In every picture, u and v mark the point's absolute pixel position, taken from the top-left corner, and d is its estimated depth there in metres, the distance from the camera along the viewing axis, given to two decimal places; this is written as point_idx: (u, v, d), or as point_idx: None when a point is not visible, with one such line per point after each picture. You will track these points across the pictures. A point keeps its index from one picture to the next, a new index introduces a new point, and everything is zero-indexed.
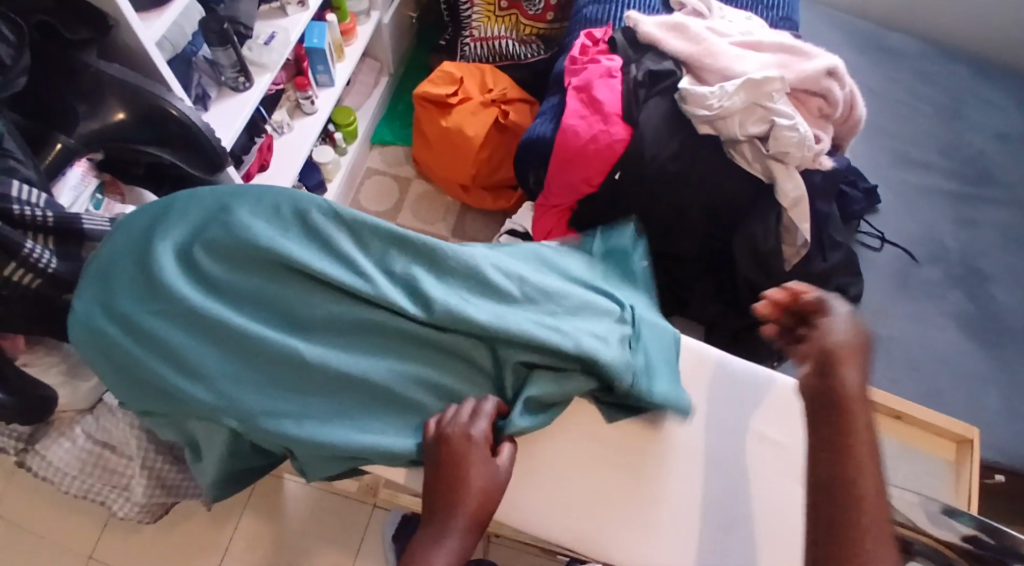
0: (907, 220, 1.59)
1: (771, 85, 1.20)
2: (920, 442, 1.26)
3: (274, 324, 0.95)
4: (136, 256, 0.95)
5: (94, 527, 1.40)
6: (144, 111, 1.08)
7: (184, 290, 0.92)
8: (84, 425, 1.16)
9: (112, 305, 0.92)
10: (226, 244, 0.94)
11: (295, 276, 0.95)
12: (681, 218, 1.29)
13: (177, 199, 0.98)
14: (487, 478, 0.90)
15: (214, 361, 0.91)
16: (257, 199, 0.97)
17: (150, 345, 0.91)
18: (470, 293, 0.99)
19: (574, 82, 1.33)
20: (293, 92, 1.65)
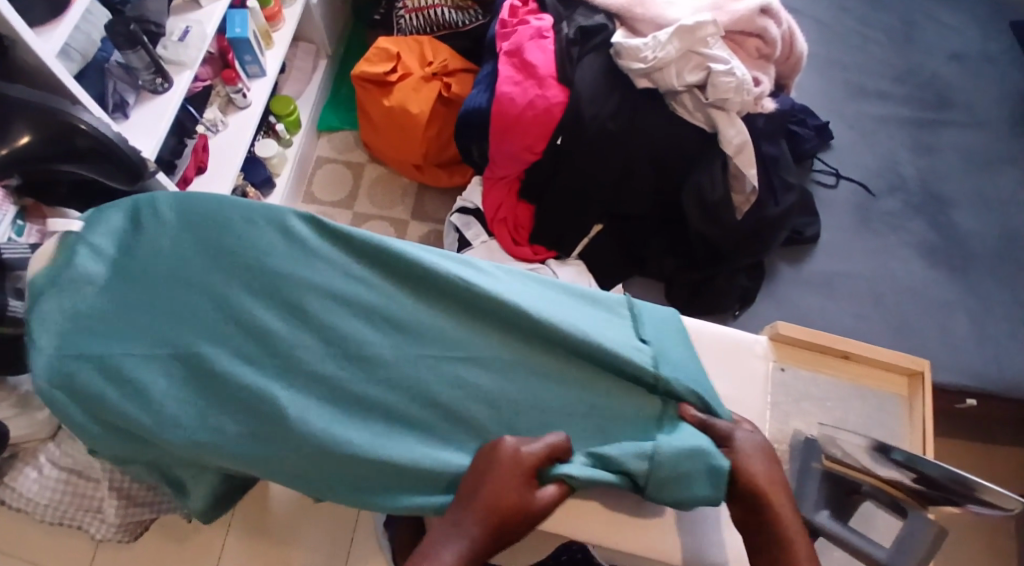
0: (864, 152, 1.57)
1: (705, 30, 1.16)
2: (870, 379, 1.11)
3: (247, 345, 0.94)
4: (103, 292, 0.95)
5: (77, 549, 1.33)
6: (52, 127, 1.00)
7: (159, 329, 0.93)
8: (47, 451, 1.11)
9: (79, 339, 0.92)
10: (192, 265, 0.96)
11: (272, 306, 0.96)
12: (630, 174, 1.25)
13: (138, 222, 0.98)
14: (522, 489, 0.86)
15: (186, 386, 0.91)
16: (229, 224, 0.97)
17: (124, 385, 0.90)
18: (439, 296, 0.99)
19: (505, 47, 1.28)
20: (221, 88, 1.58)
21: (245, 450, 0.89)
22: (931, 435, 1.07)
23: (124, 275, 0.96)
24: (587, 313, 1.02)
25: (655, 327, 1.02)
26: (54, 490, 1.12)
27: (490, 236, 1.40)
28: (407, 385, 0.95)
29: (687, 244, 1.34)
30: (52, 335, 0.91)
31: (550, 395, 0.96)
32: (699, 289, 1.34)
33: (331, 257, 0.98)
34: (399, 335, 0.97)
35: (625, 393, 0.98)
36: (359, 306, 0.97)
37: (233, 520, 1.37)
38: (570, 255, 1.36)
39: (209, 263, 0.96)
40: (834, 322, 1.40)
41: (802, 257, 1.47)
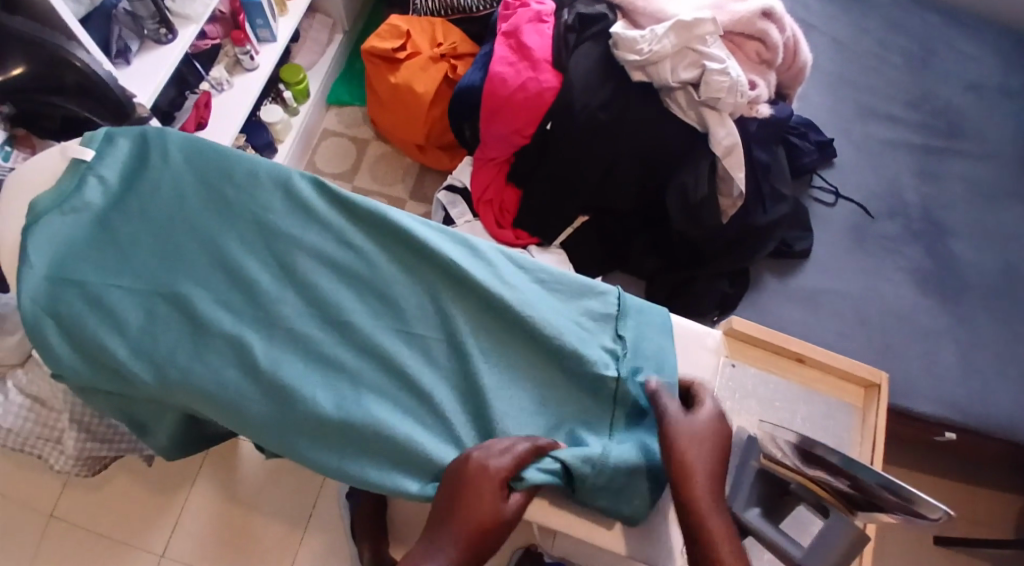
0: (866, 173, 1.55)
1: (702, 28, 1.15)
2: (823, 385, 1.10)
3: (233, 296, 0.92)
4: (97, 221, 0.93)
5: (42, 484, 1.34)
6: (45, 62, 1.01)
7: (150, 266, 0.91)
8: (15, 377, 1.13)
9: (67, 266, 0.90)
10: (190, 211, 0.94)
11: (263, 260, 0.93)
12: (616, 165, 1.24)
13: (142, 158, 0.96)
14: (497, 506, 0.79)
15: (168, 328, 0.89)
16: (233, 172, 0.96)
17: (107, 314, 0.89)
18: (431, 273, 0.95)
19: (503, 28, 1.29)
20: (230, 49, 1.60)
21: (214, 401, 0.87)
22: (881, 447, 1.05)
23: (121, 212, 0.94)
24: (576, 304, 0.98)
25: (639, 328, 0.98)
26: (18, 417, 1.12)
27: (474, 216, 1.40)
28: (385, 359, 0.91)
29: (669, 243, 1.32)
30: (44, 255, 0.89)
31: (526, 385, 0.93)
32: (679, 289, 1.32)
33: (326, 221, 0.95)
34: (385, 306, 0.93)
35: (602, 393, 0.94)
36: (348, 275, 0.94)
37: (196, 479, 1.36)
38: (552, 243, 1.36)
39: (208, 209, 0.94)
40: (816, 340, 1.38)
41: (791, 271, 1.45)
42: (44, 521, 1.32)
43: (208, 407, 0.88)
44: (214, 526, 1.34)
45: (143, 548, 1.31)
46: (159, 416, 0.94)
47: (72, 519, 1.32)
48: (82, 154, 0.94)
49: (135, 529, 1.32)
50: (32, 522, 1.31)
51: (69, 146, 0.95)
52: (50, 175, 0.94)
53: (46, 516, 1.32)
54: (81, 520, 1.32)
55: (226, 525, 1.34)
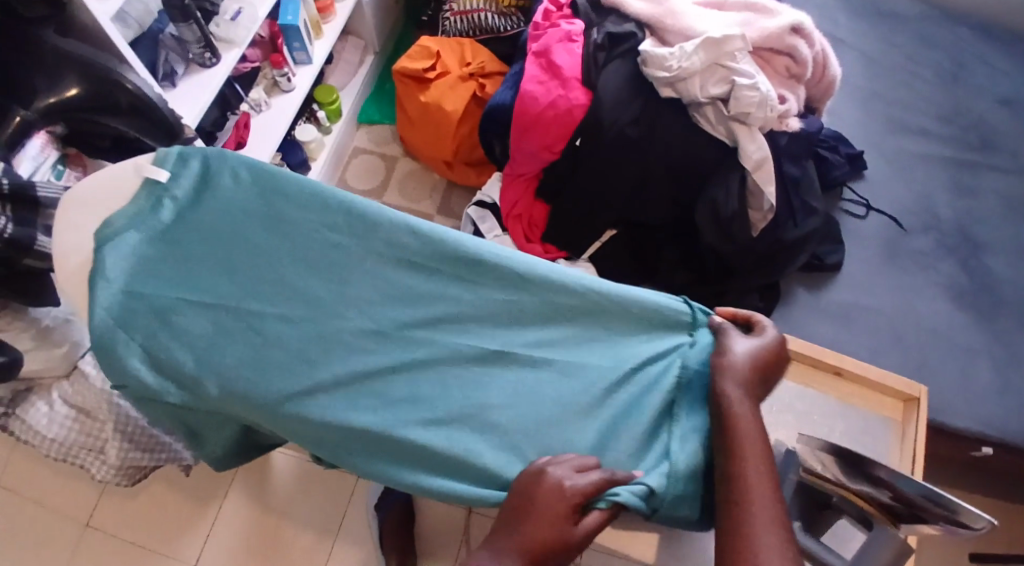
0: (898, 188, 1.54)
1: (731, 44, 1.16)
2: (860, 399, 1.09)
3: (298, 313, 0.89)
4: (168, 237, 0.90)
5: (86, 494, 1.38)
6: (97, 82, 1.05)
7: (218, 284, 0.89)
8: (61, 389, 1.16)
9: (140, 284, 0.88)
10: (261, 231, 0.91)
11: (327, 278, 0.90)
12: (647, 179, 1.25)
13: (212, 177, 0.93)
14: (570, 530, 0.79)
15: (237, 346, 0.86)
16: (298, 194, 0.92)
17: (177, 331, 0.86)
18: (503, 292, 0.92)
19: (532, 48, 1.30)
20: (269, 71, 1.65)
21: (282, 421, 0.84)
22: (922, 459, 1.04)
23: (193, 230, 0.91)
24: (651, 317, 0.94)
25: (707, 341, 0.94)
26: (62, 427, 1.16)
27: (503, 230, 1.41)
28: (456, 379, 0.88)
29: (699, 257, 1.32)
30: (118, 273, 0.87)
31: (600, 405, 0.89)
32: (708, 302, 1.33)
33: (395, 237, 0.91)
34: (452, 328, 0.90)
35: (677, 404, 0.90)
36: (418, 295, 0.91)
37: (229, 491, 1.38)
38: (581, 256, 1.37)
39: (273, 228, 0.91)
40: (848, 352, 1.37)
41: (821, 285, 1.45)
42: (81, 531, 1.35)
43: (277, 425, 0.85)
44: (248, 539, 1.35)
45: (175, 557, 1.34)
46: (220, 429, 0.92)
47: (109, 528, 1.35)
48: (158, 175, 0.92)
49: (166, 538, 1.35)
50: (70, 531, 1.35)
51: (144, 164, 0.93)
52: (121, 192, 0.91)
53: (82, 525, 1.35)
54: (119, 530, 1.35)
55: (259, 540, 1.35)
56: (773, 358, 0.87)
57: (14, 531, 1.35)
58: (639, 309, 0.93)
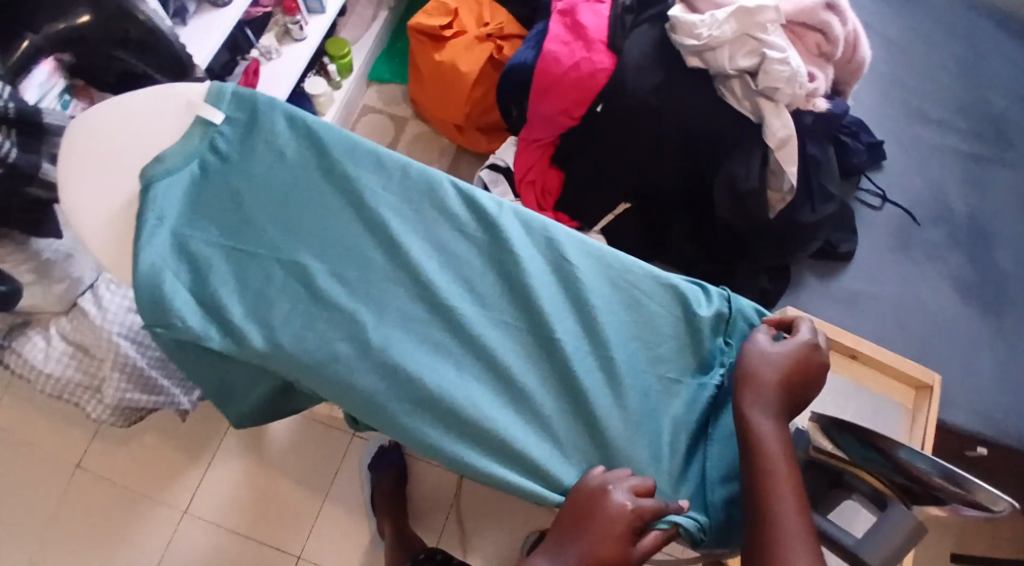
0: (914, 179, 1.52)
1: (764, 15, 1.12)
2: (876, 383, 1.10)
3: (349, 273, 0.78)
4: (214, 182, 0.81)
5: (78, 438, 1.36)
6: (111, 12, 1.00)
7: (265, 233, 0.79)
8: (59, 325, 1.14)
9: (191, 227, 0.78)
10: (314, 185, 0.81)
11: (382, 238, 0.80)
12: (663, 150, 1.21)
13: (264, 123, 0.83)
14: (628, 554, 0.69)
15: (287, 300, 0.76)
16: (352, 147, 0.83)
17: (218, 282, 0.76)
18: (560, 268, 0.81)
19: (557, 6, 1.25)
20: (281, 17, 1.59)
21: (326, 389, 0.74)
22: (932, 441, 1.04)
23: (244, 176, 0.81)
24: (723, 316, 0.81)
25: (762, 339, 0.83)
26: (60, 362, 1.14)
27: (516, 197, 1.38)
28: (513, 362, 0.77)
29: (712, 236, 1.30)
30: (171, 214, 0.78)
31: (672, 399, 0.79)
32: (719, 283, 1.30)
33: (449, 202, 0.82)
34: (517, 303, 0.79)
35: (716, 418, 0.79)
36: (475, 270, 0.80)
37: (221, 445, 1.36)
38: (592, 228, 1.34)
39: (323, 181, 0.82)
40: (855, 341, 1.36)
41: (832, 273, 1.43)
42: (71, 472, 1.34)
43: (325, 392, 0.74)
44: (239, 495, 1.33)
45: (166, 503, 1.32)
46: (244, 390, 0.80)
47: (99, 470, 1.34)
48: (212, 116, 0.82)
49: (157, 484, 1.34)
50: (62, 471, 1.34)
51: (197, 102, 0.83)
52: (172, 131, 0.82)
53: (73, 466, 1.34)
54: (108, 474, 1.34)
55: (251, 497, 1.33)
56: (794, 367, 0.76)
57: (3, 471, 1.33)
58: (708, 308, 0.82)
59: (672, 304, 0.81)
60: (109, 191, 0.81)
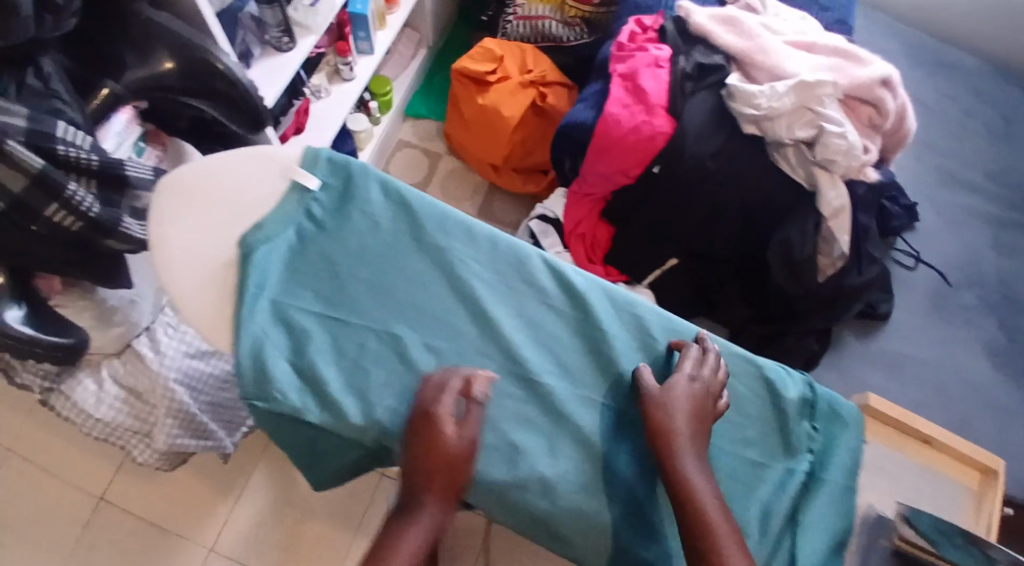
0: (948, 242, 1.55)
1: (823, 89, 1.16)
2: (939, 464, 1.06)
3: (443, 345, 0.82)
4: (309, 251, 0.84)
5: (104, 469, 1.37)
6: (192, 63, 0.99)
7: (360, 303, 0.82)
8: (111, 367, 1.14)
9: (289, 295, 0.81)
10: (405, 254, 0.85)
11: (473, 312, 0.83)
12: (719, 214, 1.26)
13: (359, 192, 0.86)
14: (465, 448, 0.74)
15: (382, 371, 0.80)
16: (444, 219, 0.86)
17: (317, 351, 0.79)
18: (640, 346, 0.86)
19: (619, 69, 1.27)
20: (332, 58, 1.62)
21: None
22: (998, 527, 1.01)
23: (339, 243, 0.84)
24: (807, 400, 0.87)
25: (828, 421, 0.87)
26: (111, 408, 1.14)
27: (564, 248, 1.40)
28: (601, 438, 0.82)
29: (761, 296, 1.34)
30: (270, 283, 0.81)
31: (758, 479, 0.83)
32: (766, 341, 1.34)
33: (536, 276, 0.86)
34: (601, 378, 0.84)
35: (806, 502, 0.84)
36: (563, 343, 0.84)
37: (248, 484, 1.38)
38: (640, 282, 1.38)
39: (412, 251, 0.85)
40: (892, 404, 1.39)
41: (871, 332, 1.46)
42: (93, 503, 1.35)
43: (416, 467, 0.78)
44: (263, 538, 1.34)
45: (193, 541, 1.33)
46: (332, 459, 0.82)
47: (122, 503, 1.35)
48: (308, 182, 0.86)
49: (181, 520, 1.34)
50: (84, 505, 1.34)
51: (291, 165, 0.86)
52: (266, 194, 0.84)
53: (96, 497, 1.35)
54: (130, 509, 1.35)
55: (275, 540, 1.34)
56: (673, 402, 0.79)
57: (31, 506, 1.34)
58: (791, 390, 0.86)
59: (759, 387, 0.86)
60: (201, 251, 0.82)
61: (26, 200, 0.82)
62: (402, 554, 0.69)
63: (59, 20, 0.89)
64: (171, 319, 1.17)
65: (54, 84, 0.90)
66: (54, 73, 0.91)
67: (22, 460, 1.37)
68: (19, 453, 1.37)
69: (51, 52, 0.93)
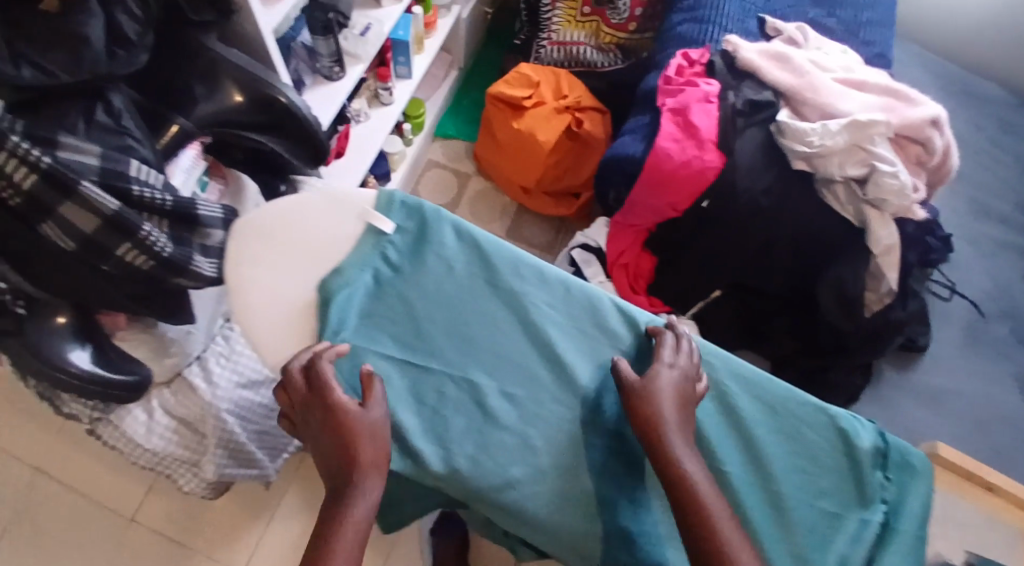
0: (981, 274, 1.56)
1: (875, 129, 1.17)
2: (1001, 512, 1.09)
3: (518, 391, 0.86)
4: (387, 296, 0.87)
5: (135, 489, 1.37)
6: (258, 98, 0.99)
7: (439, 348, 0.86)
8: (161, 397, 1.13)
9: (368, 340, 0.85)
10: (479, 299, 0.88)
11: (546, 357, 0.88)
12: (768, 250, 1.27)
13: (433, 236, 0.89)
14: (377, 419, 0.78)
15: (461, 416, 0.84)
16: (516, 265, 0.90)
17: (403, 397, 0.84)
18: (712, 394, 0.91)
19: (669, 103, 1.27)
20: (372, 83, 1.63)
21: (509, 509, 0.82)
22: None
23: (417, 289, 0.87)
24: (879, 449, 0.92)
25: (898, 470, 0.92)
26: (162, 438, 1.12)
27: (607, 277, 1.41)
28: None
29: (809, 328, 1.34)
30: (351, 330, 0.84)
31: (834, 531, 0.89)
32: (811, 374, 1.35)
33: (605, 321, 0.90)
34: None
35: (880, 552, 0.89)
36: None
37: (280, 506, 1.37)
38: (685, 313, 1.40)
39: (485, 296, 0.88)
40: (931, 437, 1.39)
41: (910, 365, 1.47)
42: (124, 524, 1.34)
43: (492, 509, 0.83)
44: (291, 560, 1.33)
45: (224, 563, 1.32)
46: (427, 496, 0.90)
47: (154, 524, 1.34)
48: (383, 225, 0.88)
49: (212, 540, 1.34)
50: (115, 524, 1.34)
51: (367, 209, 0.88)
52: (343, 237, 0.87)
53: (126, 518, 1.34)
54: (162, 529, 1.34)
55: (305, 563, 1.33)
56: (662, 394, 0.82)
57: (69, 529, 1.33)
58: (865, 440, 0.91)
59: (833, 437, 0.91)
60: (278, 294, 0.84)
61: (97, 239, 0.82)
62: (347, 534, 0.72)
63: (132, 55, 0.86)
64: (222, 349, 1.18)
65: (125, 121, 0.87)
66: (124, 109, 0.88)
67: (61, 484, 1.36)
68: (54, 476, 1.36)
69: (122, 86, 0.91)
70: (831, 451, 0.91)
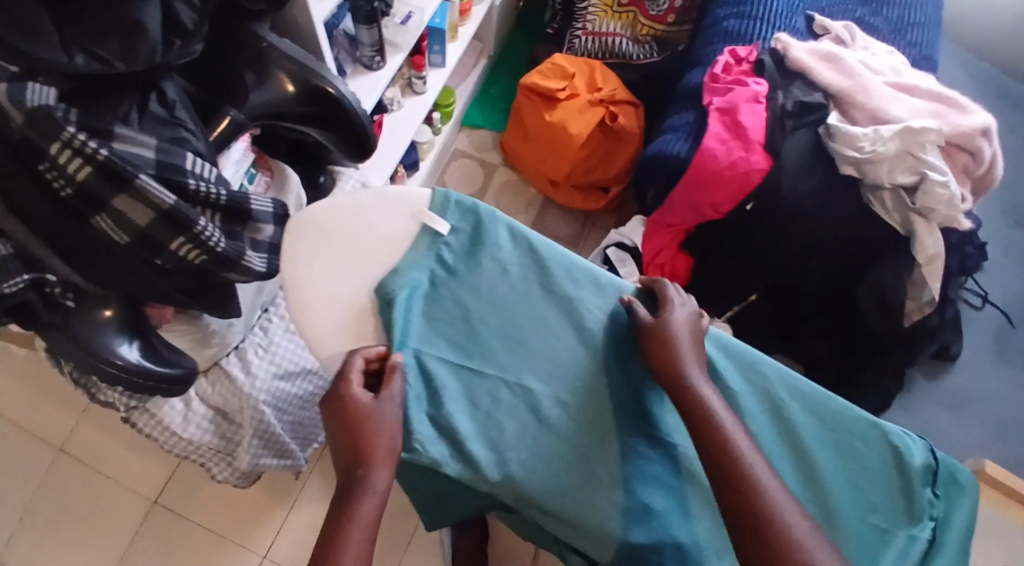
0: (1015, 283, 1.54)
1: (927, 135, 1.15)
2: None
3: (571, 400, 0.84)
4: (441, 297, 0.85)
5: (159, 472, 1.36)
6: (310, 90, 0.97)
7: (492, 353, 0.84)
8: (198, 387, 1.13)
9: (423, 342, 0.83)
10: (532, 302, 0.86)
11: (602, 365, 0.85)
12: (808, 256, 1.25)
13: (489, 237, 0.87)
14: (389, 413, 0.76)
15: (514, 422, 0.83)
16: (571, 269, 0.88)
17: (456, 402, 0.82)
18: (766, 406, 0.90)
19: (717, 102, 1.26)
20: (406, 71, 1.60)
21: (562, 516, 0.82)
22: None
23: (471, 291, 0.86)
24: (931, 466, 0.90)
25: (947, 487, 0.91)
26: (199, 427, 1.11)
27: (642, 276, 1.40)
28: None
29: (847, 333, 1.33)
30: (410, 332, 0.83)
31: (881, 548, 0.88)
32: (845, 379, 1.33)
33: None
34: None
35: None
36: None
37: (303, 493, 1.36)
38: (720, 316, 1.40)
39: (539, 299, 0.86)
40: (959, 445, 1.38)
41: (942, 373, 1.45)
42: (147, 506, 1.34)
43: (543, 516, 0.83)
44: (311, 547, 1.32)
45: (246, 547, 1.32)
46: (474, 499, 0.89)
47: (177, 507, 1.34)
48: (438, 226, 0.86)
49: (234, 525, 1.33)
50: (138, 506, 1.34)
51: (422, 210, 0.86)
52: (398, 237, 0.85)
53: (149, 500, 1.34)
54: (186, 513, 1.34)
55: None
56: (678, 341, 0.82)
57: (94, 512, 1.33)
58: (917, 457, 0.89)
59: (885, 452, 0.90)
60: (333, 294, 0.83)
61: (152, 233, 0.80)
62: (357, 527, 0.70)
63: (188, 46, 0.84)
64: (260, 340, 1.16)
65: (178, 111, 0.87)
66: (177, 99, 0.88)
67: (87, 467, 1.35)
68: (79, 457, 1.36)
69: (174, 77, 0.90)
70: (881, 467, 0.90)
